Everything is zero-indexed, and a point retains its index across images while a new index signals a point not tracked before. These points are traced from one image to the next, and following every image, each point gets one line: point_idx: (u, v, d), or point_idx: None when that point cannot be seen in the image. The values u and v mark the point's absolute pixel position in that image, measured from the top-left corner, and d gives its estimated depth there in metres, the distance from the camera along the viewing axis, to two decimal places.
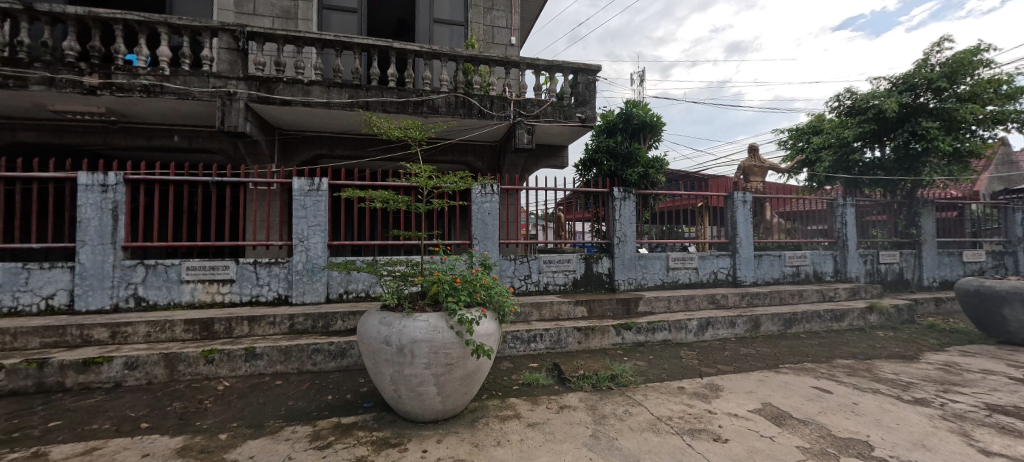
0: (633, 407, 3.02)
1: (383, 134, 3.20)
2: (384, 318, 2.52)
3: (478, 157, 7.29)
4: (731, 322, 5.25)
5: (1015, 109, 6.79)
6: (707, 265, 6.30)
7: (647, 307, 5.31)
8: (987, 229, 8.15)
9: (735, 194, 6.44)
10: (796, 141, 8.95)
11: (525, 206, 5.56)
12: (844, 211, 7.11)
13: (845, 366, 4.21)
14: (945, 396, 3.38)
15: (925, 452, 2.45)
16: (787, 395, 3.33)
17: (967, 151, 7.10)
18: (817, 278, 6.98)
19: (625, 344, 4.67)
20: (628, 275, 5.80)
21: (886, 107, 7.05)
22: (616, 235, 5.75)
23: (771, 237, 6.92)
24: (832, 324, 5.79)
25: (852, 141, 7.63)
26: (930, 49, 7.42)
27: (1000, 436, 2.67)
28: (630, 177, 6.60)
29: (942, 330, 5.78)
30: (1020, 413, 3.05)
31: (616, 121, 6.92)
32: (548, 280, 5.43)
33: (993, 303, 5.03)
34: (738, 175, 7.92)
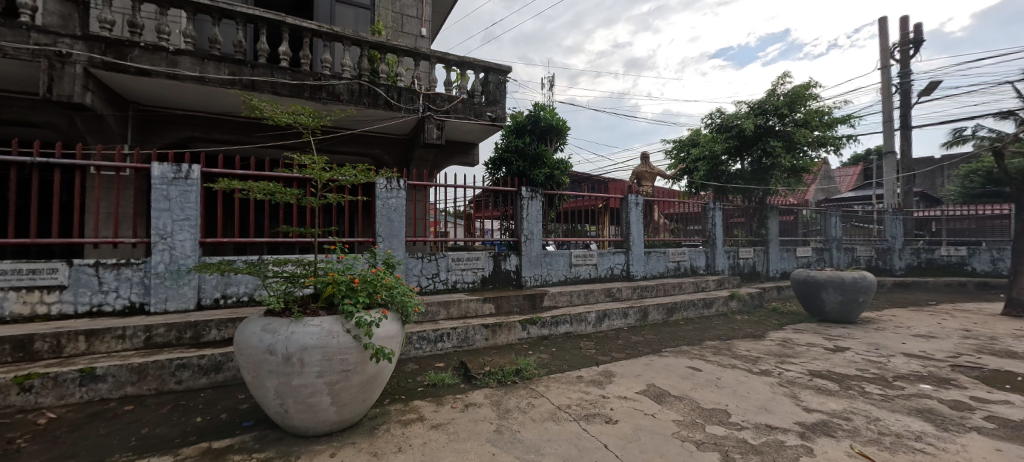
0: (535, 398, 3.14)
1: (268, 119, 2.85)
2: (267, 324, 2.26)
3: (384, 150, 6.94)
4: (623, 313, 5.74)
5: (832, 135, 8.50)
6: (605, 261, 6.81)
7: (551, 302, 5.54)
8: (814, 230, 10.07)
9: (630, 196, 7.05)
10: (678, 152, 10.12)
11: (434, 203, 5.42)
12: (714, 214, 8.23)
13: (712, 346, 4.87)
14: (783, 366, 4.11)
15: (768, 414, 2.94)
16: (667, 375, 3.74)
17: (801, 167, 8.71)
18: (693, 272, 7.98)
19: (531, 338, 4.83)
20: (534, 272, 6.00)
21: (745, 127, 8.39)
22: (523, 233, 5.91)
23: (657, 235, 7.73)
24: (704, 311, 6.68)
25: (720, 154, 8.93)
26: (777, 81, 8.94)
27: (818, 395, 3.32)
28: (537, 177, 6.81)
29: (782, 313, 7.01)
30: (831, 375, 3.82)
31: (525, 122, 7.13)
32: (457, 278, 5.38)
33: (815, 288, 6.23)
34: (632, 180, 8.69)
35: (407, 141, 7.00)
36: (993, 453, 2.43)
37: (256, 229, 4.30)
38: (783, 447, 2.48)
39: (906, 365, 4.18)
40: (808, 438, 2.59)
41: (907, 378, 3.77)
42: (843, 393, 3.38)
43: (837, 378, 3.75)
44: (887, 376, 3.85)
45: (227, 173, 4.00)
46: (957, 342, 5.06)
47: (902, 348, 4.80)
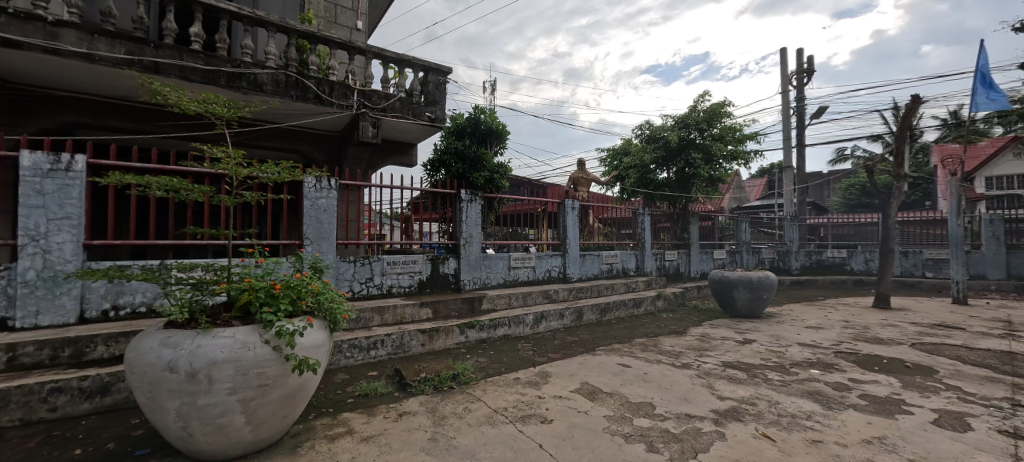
0: (472, 403, 3.10)
1: (173, 107, 2.55)
2: (168, 338, 2.00)
3: (313, 147, 6.51)
4: (560, 314, 5.90)
5: (744, 150, 9.45)
6: (543, 264, 6.94)
7: (490, 305, 5.54)
8: (728, 234, 11.09)
9: (566, 201, 7.29)
10: (612, 160, 10.65)
11: (369, 204, 5.18)
12: (643, 219, 8.74)
13: (640, 343, 5.16)
14: (702, 359, 4.45)
15: (688, 404, 3.16)
16: (599, 373, 3.89)
17: (718, 178, 9.57)
18: (624, 273, 8.41)
19: (469, 342, 4.79)
20: (472, 275, 5.96)
21: (670, 139, 9.14)
22: (463, 236, 5.85)
23: (592, 239, 8.05)
24: (634, 310, 7.06)
25: (649, 163, 9.61)
26: (698, 98, 9.76)
27: (731, 384, 3.64)
28: (476, 180, 6.78)
29: (701, 310, 7.62)
30: (741, 365, 4.22)
31: (465, 125, 7.09)
32: (392, 283, 5.17)
33: (729, 287, 6.85)
34: (569, 185, 8.98)
35: (339, 138, 6.64)
36: (867, 426, 2.82)
37: (157, 230, 3.81)
38: (701, 433, 2.67)
39: (801, 353, 4.73)
40: (722, 424, 2.82)
41: (801, 364, 4.27)
42: (751, 381, 3.74)
43: (746, 368, 4.14)
44: (785, 363, 4.33)
45: (121, 165, 3.50)
46: (839, 332, 5.83)
47: (798, 339, 5.43)
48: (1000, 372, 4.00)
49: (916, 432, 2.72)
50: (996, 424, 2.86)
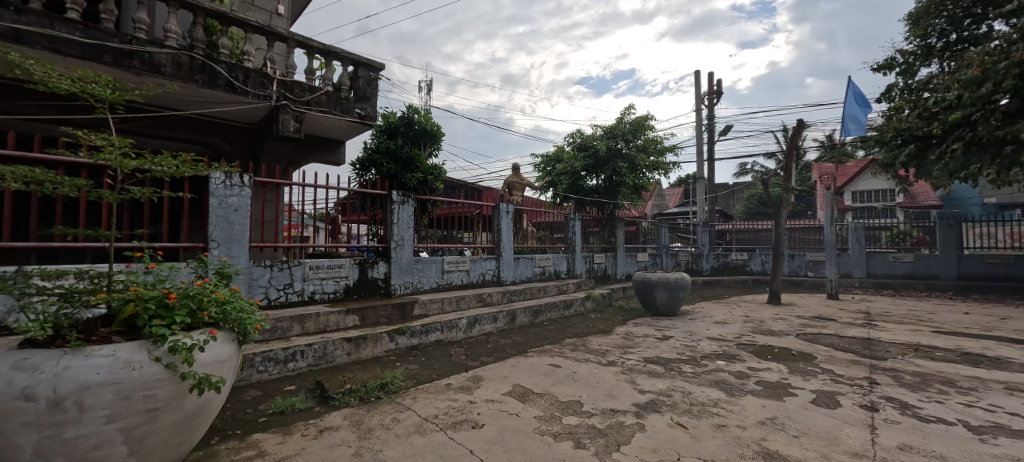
0: (400, 412, 2.98)
1: (39, 85, 2.15)
2: (22, 359, 1.66)
3: (222, 139, 5.89)
4: (493, 317, 5.90)
5: (664, 161, 10.22)
6: (477, 267, 6.92)
7: (421, 310, 5.39)
8: (650, 239, 11.90)
9: (501, 204, 7.32)
10: (545, 166, 10.97)
11: (289, 204, 4.78)
12: (574, 223, 9.06)
13: (570, 343, 5.33)
14: (626, 356, 4.71)
15: (612, 399, 3.31)
16: (530, 374, 3.95)
17: (641, 186, 10.24)
18: (556, 276, 8.66)
19: (399, 349, 4.61)
20: (404, 279, 5.77)
21: (600, 147, 9.63)
22: (394, 239, 5.63)
23: (526, 242, 8.19)
24: (565, 311, 7.30)
25: (580, 170, 10.02)
26: (624, 111, 10.41)
27: (651, 378, 3.88)
28: (408, 181, 6.59)
29: (626, 310, 8.07)
30: (660, 360, 4.52)
31: (398, 124, 6.86)
32: (315, 289, 4.81)
33: (650, 288, 7.33)
34: (504, 189, 9.06)
35: (255, 131, 6.08)
36: (762, 409, 3.16)
37: (13, 230, 3.20)
38: (623, 426, 2.82)
39: (710, 347, 5.19)
40: (642, 416, 3.00)
41: (710, 357, 4.69)
42: (667, 374, 4.03)
43: (664, 363, 4.46)
44: (697, 356, 4.73)
45: None
46: (741, 326, 6.50)
47: (708, 334, 5.96)
48: (862, 355, 4.72)
49: (800, 412, 3.11)
50: (858, 400, 3.36)
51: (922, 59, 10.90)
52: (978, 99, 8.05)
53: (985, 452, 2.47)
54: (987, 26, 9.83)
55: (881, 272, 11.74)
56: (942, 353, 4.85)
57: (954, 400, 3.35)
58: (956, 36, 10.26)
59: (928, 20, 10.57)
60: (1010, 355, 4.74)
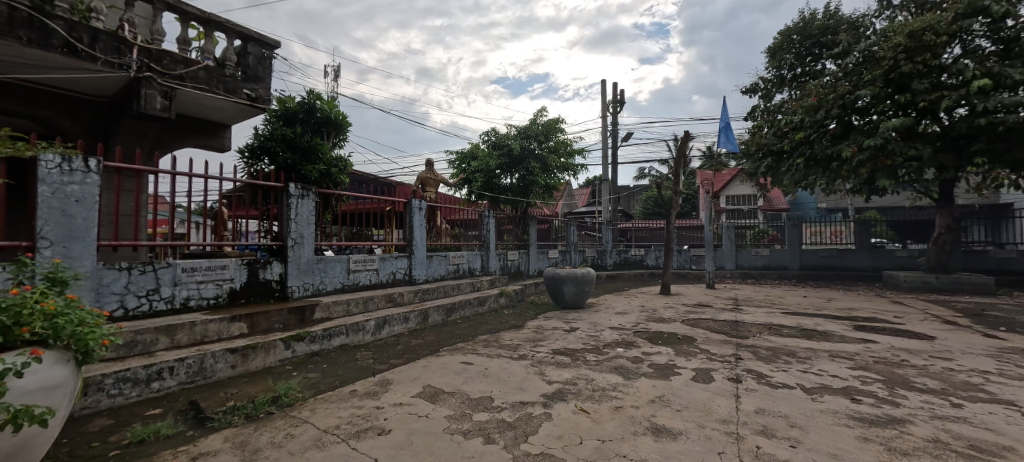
0: (295, 427, 2.72)
1: None
2: None
3: (59, 114, 4.81)
4: (404, 317, 5.70)
5: (573, 162, 10.83)
6: (387, 266, 6.60)
7: (324, 314, 4.99)
8: (561, 236, 12.43)
9: (413, 201, 7.11)
10: (460, 163, 10.97)
11: (156, 195, 4.07)
12: (488, 221, 9.12)
13: (482, 340, 5.35)
14: (536, 349, 4.87)
15: (522, 392, 3.40)
16: (441, 374, 3.88)
17: (552, 185, 10.71)
18: (470, 273, 8.63)
19: (297, 357, 4.22)
20: (303, 281, 5.28)
21: (514, 147, 9.95)
22: (291, 237, 5.14)
23: (439, 240, 8.05)
24: (478, 308, 7.32)
25: (494, 168, 10.20)
26: (536, 113, 10.84)
27: (558, 369, 4.06)
28: (308, 173, 6.00)
29: (537, 305, 8.36)
30: (567, 351, 4.76)
31: (296, 110, 6.22)
32: (191, 294, 4.16)
33: (559, 283, 7.68)
34: (416, 184, 8.78)
35: (108, 106, 5.09)
36: (653, 389, 3.49)
37: None
38: (531, 418, 2.90)
39: (612, 336, 5.61)
40: (549, 406, 3.12)
41: (610, 345, 5.06)
42: (573, 364, 4.25)
43: (570, 353, 4.70)
44: (600, 345, 5.07)
45: None
46: (638, 315, 7.13)
47: (610, 324, 6.43)
48: (731, 336, 5.49)
49: (683, 388, 3.51)
50: (728, 374, 3.89)
51: (776, 87, 12.99)
52: (815, 124, 10.13)
53: (816, 408, 3.02)
54: (822, 63, 12.05)
55: (748, 264, 13.73)
56: (788, 330, 5.84)
57: (795, 368, 4.06)
58: (800, 69, 12.44)
59: (781, 55, 12.59)
60: (833, 329, 5.89)
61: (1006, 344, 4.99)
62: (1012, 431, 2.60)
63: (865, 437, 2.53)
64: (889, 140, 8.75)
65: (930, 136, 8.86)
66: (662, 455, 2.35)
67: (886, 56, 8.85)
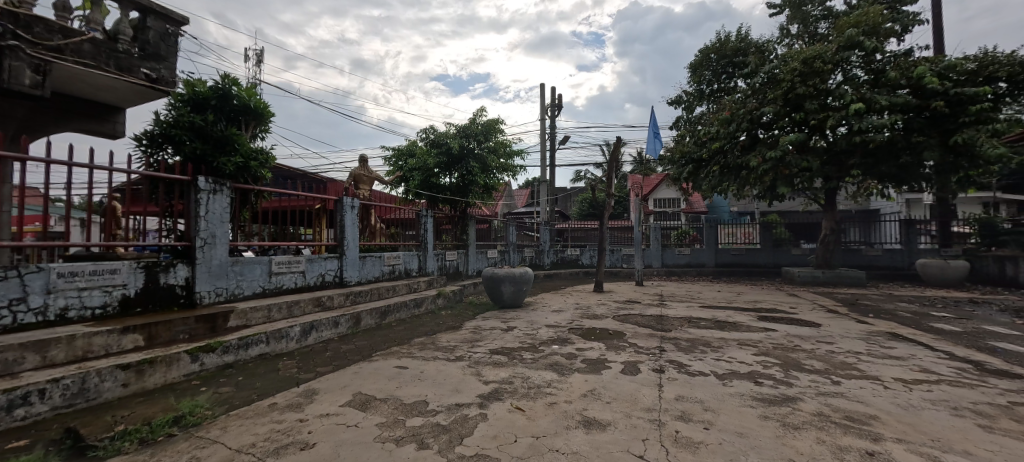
0: (202, 449, 2.45)
1: None
2: None
3: None
4: (333, 322, 5.39)
5: (512, 163, 10.94)
6: (315, 268, 6.18)
7: (239, 321, 4.55)
8: (500, 236, 12.50)
9: (345, 198, 6.74)
10: (397, 160, 10.75)
11: (23, 186, 3.45)
12: (426, 220, 8.92)
13: (418, 343, 5.21)
14: (473, 350, 4.85)
15: (458, 394, 3.37)
16: (373, 380, 3.71)
17: (491, 185, 10.75)
18: (406, 274, 8.36)
19: (206, 371, 3.81)
20: (214, 285, 4.77)
21: (453, 145, 9.88)
22: (200, 236, 4.63)
23: (373, 240, 7.72)
24: (414, 310, 7.13)
25: (433, 167, 10.07)
26: (477, 113, 10.85)
27: (494, 369, 4.08)
28: (223, 167, 5.37)
29: (475, 305, 8.33)
30: (504, 351, 4.80)
31: (208, 96, 5.56)
32: (69, 303, 3.58)
33: (497, 283, 7.71)
34: (349, 181, 8.33)
35: None
36: (585, 384, 3.63)
37: None
38: (466, 419, 2.88)
39: (548, 333, 5.75)
40: (485, 406, 3.12)
41: (546, 342, 5.18)
42: (510, 363, 4.29)
43: (507, 352, 4.75)
44: (536, 343, 5.18)
45: None
46: (573, 313, 7.38)
47: (546, 322, 6.58)
48: (656, 329, 5.88)
49: (613, 381, 3.69)
50: (652, 365, 4.15)
51: (697, 100, 14.26)
52: (729, 135, 11.19)
53: (725, 392, 3.33)
54: (734, 81, 13.35)
55: (672, 262, 14.78)
56: (704, 323, 6.38)
57: (709, 356, 4.44)
58: (716, 86, 13.70)
59: (700, 71, 13.77)
60: (741, 319, 6.54)
61: (873, 328, 5.86)
62: (877, 402, 3.05)
63: (764, 415, 2.83)
64: (787, 153, 9.90)
65: (819, 150, 10.17)
66: (592, 446, 2.44)
67: (786, 78, 10.02)
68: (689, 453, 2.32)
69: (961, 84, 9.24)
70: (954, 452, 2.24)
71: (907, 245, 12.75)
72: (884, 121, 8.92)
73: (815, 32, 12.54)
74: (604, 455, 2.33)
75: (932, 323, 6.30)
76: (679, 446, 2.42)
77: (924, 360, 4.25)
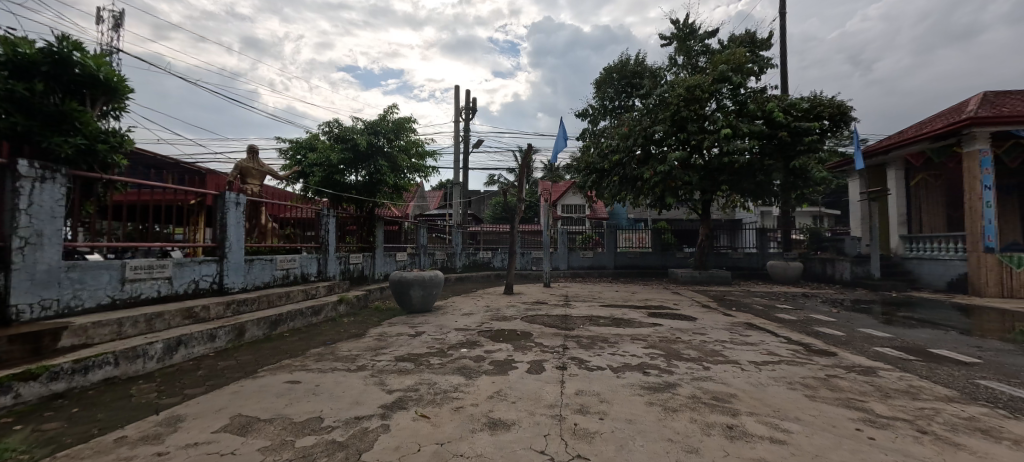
0: None
1: None
2: None
3: None
4: (209, 335, 4.71)
5: (424, 164, 10.68)
6: (186, 273, 5.35)
7: (77, 340, 3.73)
8: (410, 238, 12.08)
9: (228, 194, 6.01)
10: (296, 154, 10.18)
11: None
12: (327, 221, 8.31)
13: (315, 354, 4.79)
14: (377, 358, 4.61)
15: (358, 406, 3.17)
16: (257, 399, 3.31)
17: (402, 186, 10.38)
18: (303, 279, 7.62)
19: (23, 405, 3.04)
20: (39, 296, 3.84)
21: (359, 142, 9.38)
22: (20, 235, 3.70)
23: (264, 241, 6.94)
24: (311, 319, 6.55)
25: (336, 163, 9.51)
26: (387, 110, 10.46)
27: (399, 376, 3.92)
28: (57, 148, 4.30)
29: (382, 311, 7.93)
30: (410, 357, 4.64)
31: (36, 59, 4.40)
32: None
33: (406, 287, 7.42)
34: (233, 174, 7.32)
35: None
36: (491, 385, 3.66)
37: None
38: (366, 433, 2.71)
39: (457, 337, 5.69)
40: (387, 417, 2.97)
41: (455, 346, 5.13)
42: (417, 369, 4.16)
43: (414, 358, 4.60)
44: (444, 347, 5.09)
45: None
46: (483, 315, 7.42)
47: (455, 325, 6.51)
48: (561, 328, 6.18)
49: (519, 380, 3.78)
50: (556, 362, 4.35)
51: (600, 115, 15.43)
52: (627, 148, 12.27)
53: (618, 383, 3.62)
54: (631, 99, 14.72)
55: (577, 265, 15.65)
56: (603, 320, 6.86)
57: (606, 351, 4.78)
58: (618, 103, 14.96)
59: (604, 88, 14.90)
60: (634, 316, 7.19)
61: (736, 320, 6.87)
62: (737, 382, 3.57)
63: (650, 402, 3.13)
64: (673, 167, 11.17)
65: (698, 167, 11.64)
66: (496, 447, 2.47)
67: (673, 102, 11.32)
68: (585, 443, 2.47)
69: (798, 119, 11.29)
70: (789, 420, 2.71)
71: (761, 249, 15.21)
72: (745, 146, 10.56)
73: (696, 63, 14.39)
74: (508, 454, 2.37)
75: (778, 314, 7.57)
76: (576, 437, 2.56)
77: (771, 344, 5.09)
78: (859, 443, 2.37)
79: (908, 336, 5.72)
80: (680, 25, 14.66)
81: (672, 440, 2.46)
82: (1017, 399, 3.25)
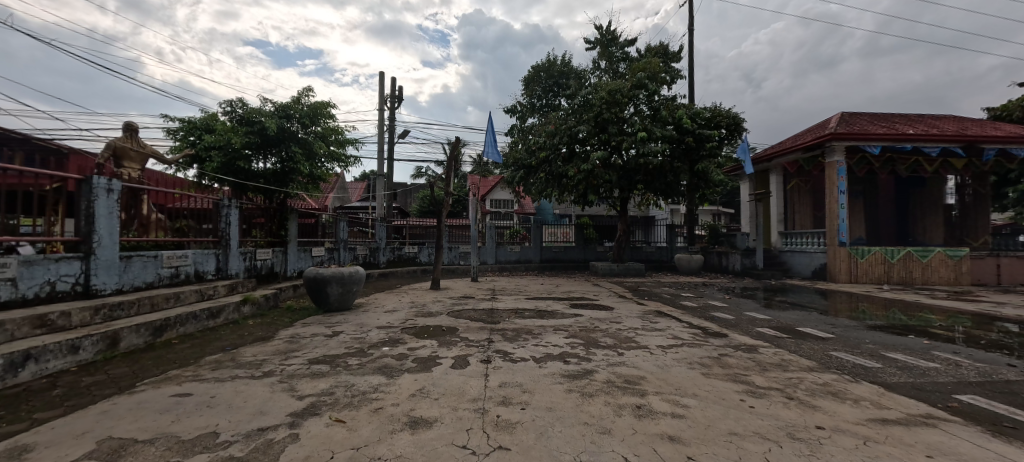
0: None
1: None
2: None
3: None
4: (70, 347, 3.98)
5: (344, 152, 10.02)
6: (38, 274, 4.45)
7: None
8: (329, 232, 11.29)
9: (96, 178, 5.10)
10: (187, 135, 9.10)
11: None
12: (228, 213, 7.46)
13: (211, 362, 4.28)
14: (287, 362, 4.24)
15: (261, 417, 2.88)
16: (134, 418, 2.86)
17: (318, 175, 9.66)
18: (198, 278, 6.73)
19: None
20: None
21: (267, 125, 8.58)
22: None
23: (146, 235, 6.04)
24: (206, 323, 5.83)
25: (239, 148, 8.64)
26: (303, 92, 9.68)
27: (312, 381, 3.65)
28: None
29: (294, 310, 7.32)
30: (326, 359, 4.34)
31: None
32: None
33: (322, 284, 6.92)
34: (106, 155, 6.24)
35: None
36: (414, 383, 3.55)
37: None
38: (271, 444, 2.48)
39: (378, 335, 5.45)
40: (297, 425, 2.75)
41: (376, 345, 4.90)
42: (332, 372, 3.90)
43: (329, 360, 4.31)
44: (364, 347, 4.84)
45: None
46: (407, 312, 7.20)
47: (378, 323, 6.23)
48: (487, 322, 6.22)
49: (443, 376, 3.72)
50: (481, 357, 4.36)
51: (528, 112, 15.72)
52: (552, 146, 12.65)
53: (541, 373, 3.73)
54: (557, 98, 15.20)
55: (504, 259, 15.81)
56: (528, 313, 7.03)
57: (530, 343, 4.90)
58: (544, 101, 15.34)
59: (533, 85, 15.22)
60: (557, 308, 7.47)
61: (647, 308, 7.46)
62: (646, 365, 3.87)
63: (569, 389, 3.26)
64: (595, 166, 11.75)
65: (617, 167, 12.35)
66: (416, 446, 2.40)
67: (596, 104, 11.91)
68: (506, 434, 2.50)
69: (702, 127, 12.53)
70: (688, 396, 2.99)
71: (669, 243, 16.64)
72: (657, 149, 11.47)
73: (617, 68, 15.29)
74: (428, 452, 2.32)
75: (682, 302, 8.37)
76: (498, 429, 2.58)
77: (676, 329, 5.61)
78: (742, 411, 2.70)
79: (782, 317, 6.66)
80: (603, 31, 15.43)
81: (587, 424, 2.59)
82: (858, 365, 3.95)
